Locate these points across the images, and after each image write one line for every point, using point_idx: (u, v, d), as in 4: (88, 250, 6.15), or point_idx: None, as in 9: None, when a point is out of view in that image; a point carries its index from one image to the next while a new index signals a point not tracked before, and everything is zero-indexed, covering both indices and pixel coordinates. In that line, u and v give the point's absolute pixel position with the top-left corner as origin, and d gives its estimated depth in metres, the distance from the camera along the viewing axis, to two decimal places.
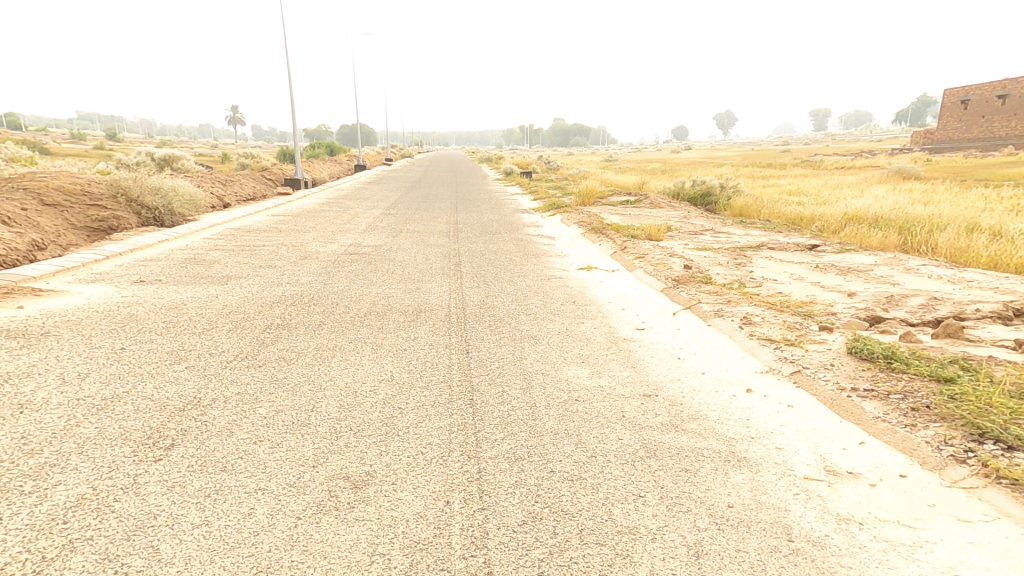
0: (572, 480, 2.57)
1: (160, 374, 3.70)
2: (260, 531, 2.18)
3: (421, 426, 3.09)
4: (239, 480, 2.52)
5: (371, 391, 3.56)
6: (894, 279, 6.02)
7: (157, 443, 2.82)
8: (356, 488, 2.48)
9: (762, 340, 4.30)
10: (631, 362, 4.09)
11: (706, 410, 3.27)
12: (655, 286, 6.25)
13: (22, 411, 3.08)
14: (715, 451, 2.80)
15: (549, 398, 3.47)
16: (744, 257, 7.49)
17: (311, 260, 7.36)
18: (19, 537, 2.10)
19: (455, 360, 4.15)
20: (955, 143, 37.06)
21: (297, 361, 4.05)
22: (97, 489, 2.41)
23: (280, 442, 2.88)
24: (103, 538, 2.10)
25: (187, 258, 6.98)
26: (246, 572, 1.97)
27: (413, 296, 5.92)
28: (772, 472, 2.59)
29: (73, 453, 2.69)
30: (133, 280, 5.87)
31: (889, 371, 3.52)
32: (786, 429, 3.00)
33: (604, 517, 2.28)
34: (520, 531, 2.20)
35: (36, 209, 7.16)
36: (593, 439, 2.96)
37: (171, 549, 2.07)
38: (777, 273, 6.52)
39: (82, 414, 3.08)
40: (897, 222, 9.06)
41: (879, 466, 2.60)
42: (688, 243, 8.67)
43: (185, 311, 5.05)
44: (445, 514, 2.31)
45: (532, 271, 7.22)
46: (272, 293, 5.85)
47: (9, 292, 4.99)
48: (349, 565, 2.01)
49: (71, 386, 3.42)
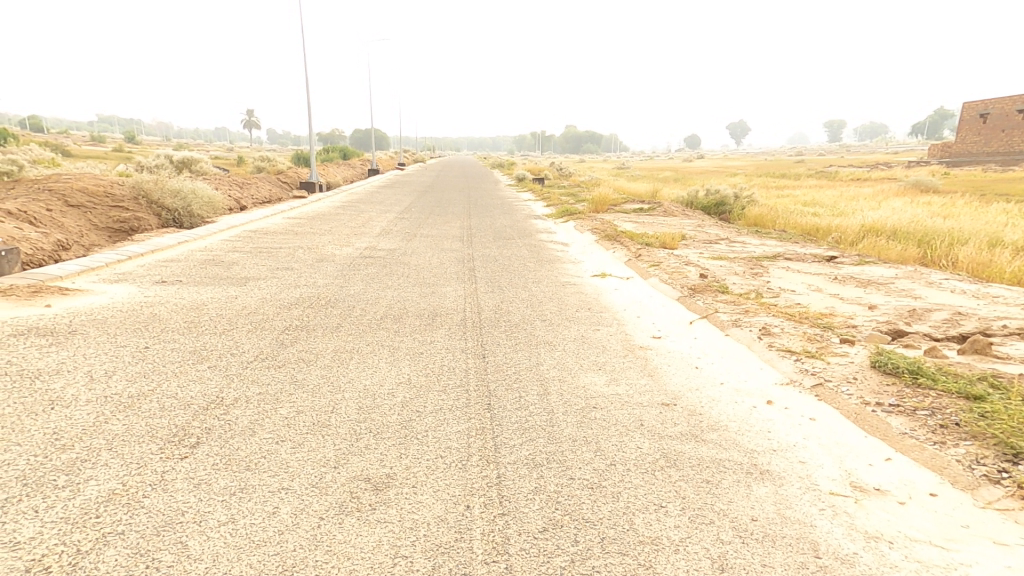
0: (592, 487, 2.60)
1: (183, 372, 3.77)
2: (285, 530, 2.23)
3: (440, 430, 3.13)
4: (263, 480, 2.57)
5: (389, 394, 3.61)
6: (916, 293, 6.00)
7: (182, 441, 2.88)
8: (377, 489, 2.53)
9: (781, 350, 4.31)
10: (648, 370, 4.13)
11: (726, 421, 3.30)
12: (671, 295, 6.28)
13: (52, 407, 3.14)
14: (736, 462, 2.83)
15: (566, 405, 3.51)
16: (760, 267, 7.51)
17: (327, 263, 7.46)
18: (55, 530, 2.15)
19: (471, 364, 4.20)
20: (975, 156, 36.59)
21: (316, 362, 4.12)
22: (127, 485, 2.47)
23: (301, 443, 2.93)
24: (135, 533, 2.16)
25: (206, 259, 7.09)
26: (272, 571, 2.01)
27: (428, 300, 5.99)
28: (796, 486, 2.62)
29: (103, 449, 2.75)
30: (155, 280, 5.96)
31: (915, 386, 3.53)
32: (809, 442, 3.02)
33: (626, 527, 2.31)
34: (542, 538, 2.23)
35: (61, 210, 7.30)
36: (612, 447, 2.99)
37: (199, 545, 2.11)
38: (795, 284, 6.52)
39: (109, 411, 3.14)
40: (916, 236, 9.03)
41: (908, 483, 2.61)
42: (704, 253, 8.68)
43: (205, 311, 5.14)
44: (466, 518, 2.35)
45: (546, 276, 7.28)
46: (289, 294, 5.93)
47: (38, 289, 5.10)
48: (372, 567, 2.05)
49: (99, 383, 3.50)
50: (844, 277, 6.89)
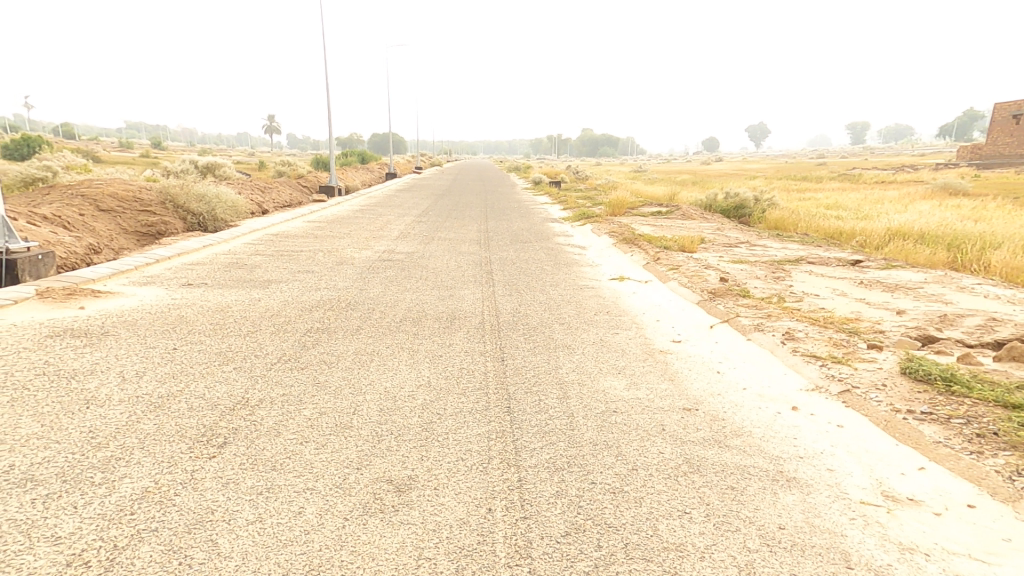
0: (614, 492, 2.60)
1: (210, 374, 3.86)
2: (311, 530, 2.27)
3: (461, 432, 3.15)
4: (289, 480, 2.61)
5: (410, 396, 3.65)
6: (946, 298, 5.86)
7: (211, 441, 2.95)
8: (400, 491, 2.56)
9: (806, 356, 4.25)
10: (669, 375, 4.10)
11: (750, 427, 3.26)
12: (690, 299, 6.23)
13: (88, 406, 3.24)
14: (762, 469, 2.80)
15: (586, 408, 3.51)
16: (782, 271, 7.42)
17: (347, 266, 7.56)
18: (92, 525, 2.22)
19: (490, 367, 4.22)
20: (1005, 158, 35.61)
21: (338, 364, 4.18)
22: (159, 483, 2.54)
23: (325, 444, 2.97)
24: (168, 530, 2.21)
25: (230, 263, 7.23)
26: (299, 571, 2.04)
27: (447, 303, 6.04)
28: (825, 494, 2.58)
29: (136, 448, 2.82)
30: (181, 283, 6.10)
31: (948, 394, 3.45)
32: (837, 450, 2.98)
33: (649, 532, 2.30)
34: (565, 542, 2.23)
35: (92, 214, 7.52)
36: (633, 451, 2.98)
37: (229, 543, 2.16)
38: (818, 289, 6.42)
39: (141, 411, 3.23)
40: (945, 239, 8.84)
41: (943, 494, 2.56)
42: (723, 256, 8.60)
43: (230, 314, 5.24)
44: (488, 521, 2.36)
45: (563, 280, 7.28)
46: (310, 297, 6.02)
47: (71, 292, 5.26)
48: (397, 568, 2.07)
49: (130, 383, 3.60)
50: (870, 282, 6.76)
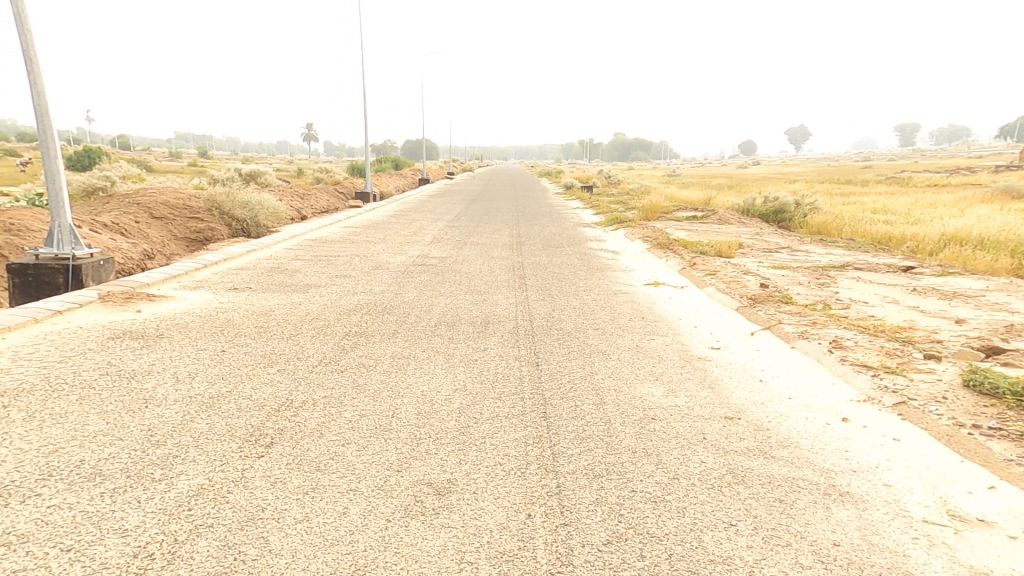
0: (655, 501, 2.56)
1: (256, 375, 3.99)
2: (355, 530, 2.31)
3: (498, 437, 3.17)
4: (332, 481, 2.68)
5: (446, 400, 3.69)
6: (1011, 307, 5.55)
7: (258, 441, 3.05)
8: (439, 494, 2.59)
9: (856, 365, 4.10)
10: (708, 382, 4.02)
11: (798, 438, 3.17)
12: (729, 305, 6.10)
13: (146, 405, 3.40)
14: (812, 482, 2.71)
15: (624, 415, 3.47)
16: (827, 277, 7.18)
17: (382, 271, 7.72)
18: (155, 519, 2.33)
19: (525, 372, 4.23)
20: None
21: (376, 368, 4.26)
22: (213, 481, 2.64)
23: (365, 446, 3.04)
24: (222, 527, 2.30)
25: (272, 268, 7.48)
26: (346, 570, 2.09)
27: (481, 307, 6.09)
28: (883, 511, 2.48)
29: (191, 446, 2.95)
30: (228, 287, 6.34)
31: (1019, 409, 3.27)
32: (894, 464, 2.86)
33: (694, 544, 2.26)
34: (606, 551, 2.22)
35: (147, 221, 7.92)
36: (673, 460, 2.93)
37: (279, 541, 2.23)
38: (867, 296, 6.19)
39: (194, 411, 3.37)
40: (1007, 245, 8.37)
41: (1017, 516, 2.42)
42: (763, 261, 8.38)
43: (273, 317, 5.42)
44: (528, 527, 2.36)
45: (597, 284, 7.23)
46: (348, 301, 6.17)
47: (130, 295, 5.54)
48: (440, 571, 2.10)
49: (184, 384, 3.76)
50: (924, 289, 6.47)
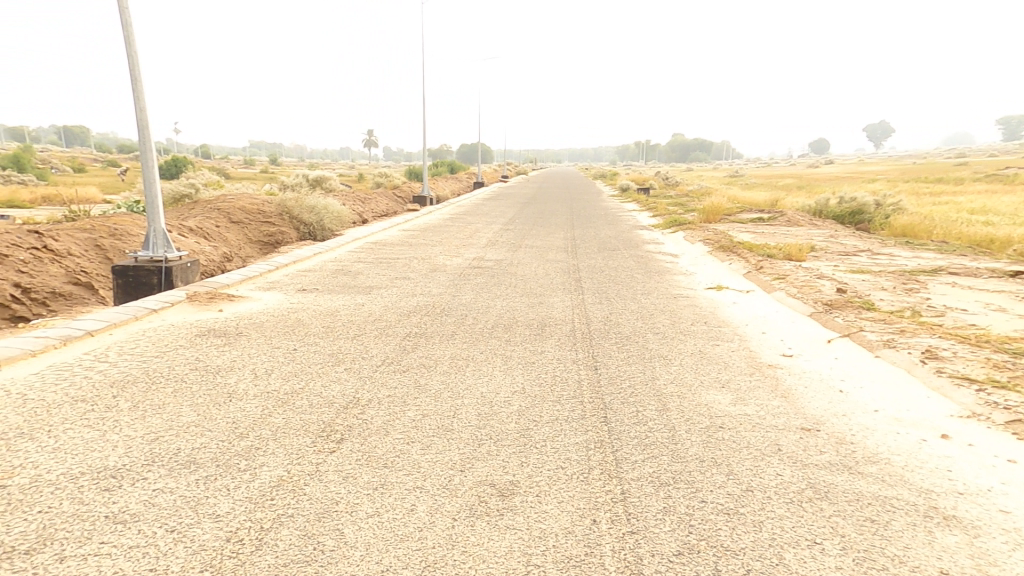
0: (728, 514, 2.43)
1: (325, 373, 4.15)
2: (423, 527, 2.33)
3: (558, 440, 3.12)
4: (400, 477, 2.72)
5: (506, 402, 3.68)
6: None
7: (330, 436, 3.15)
8: (503, 495, 2.57)
9: (955, 378, 3.74)
10: (781, 391, 3.79)
11: (889, 454, 2.92)
12: (801, 310, 5.76)
13: (229, 399, 3.60)
14: (908, 503, 2.48)
15: (689, 422, 3.33)
16: (916, 283, 6.62)
17: (439, 273, 7.85)
18: (242, 507, 2.45)
19: (584, 376, 4.15)
20: None
21: (436, 368, 4.32)
22: (291, 472, 2.75)
23: (429, 444, 3.07)
24: (302, 517, 2.38)
25: (337, 269, 7.77)
26: (416, 566, 2.10)
27: (537, 310, 6.06)
28: (1000, 539, 2.23)
29: (270, 439, 3.09)
30: (297, 288, 6.65)
31: None
32: (1009, 488, 2.57)
33: (775, 561, 2.12)
34: (678, 562, 2.11)
35: (226, 226, 8.45)
36: (745, 471, 2.77)
37: (352, 533, 2.28)
38: (966, 304, 5.65)
39: (271, 405, 3.53)
40: None
41: None
42: (839, 265, 7.86)
43: (339, 317, 5.62)
44: (594, 533, 2.30)
45: (655, 288, 7.03)
46: (407, 302, 6.30)
47: (213, 295, 5.93)
48: (507, 572, 2.08)
49: (262, 379, 3.97)
50: None
